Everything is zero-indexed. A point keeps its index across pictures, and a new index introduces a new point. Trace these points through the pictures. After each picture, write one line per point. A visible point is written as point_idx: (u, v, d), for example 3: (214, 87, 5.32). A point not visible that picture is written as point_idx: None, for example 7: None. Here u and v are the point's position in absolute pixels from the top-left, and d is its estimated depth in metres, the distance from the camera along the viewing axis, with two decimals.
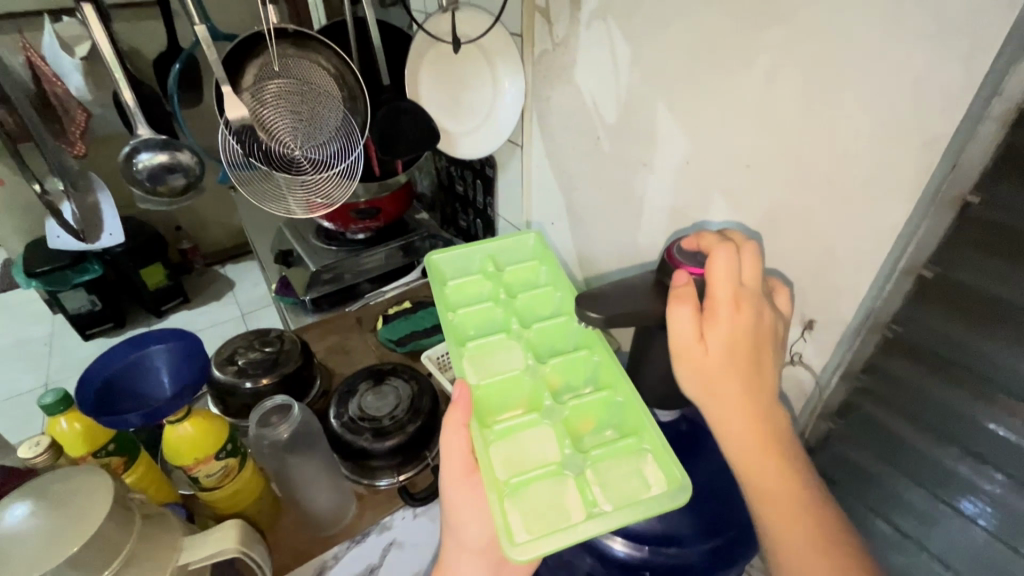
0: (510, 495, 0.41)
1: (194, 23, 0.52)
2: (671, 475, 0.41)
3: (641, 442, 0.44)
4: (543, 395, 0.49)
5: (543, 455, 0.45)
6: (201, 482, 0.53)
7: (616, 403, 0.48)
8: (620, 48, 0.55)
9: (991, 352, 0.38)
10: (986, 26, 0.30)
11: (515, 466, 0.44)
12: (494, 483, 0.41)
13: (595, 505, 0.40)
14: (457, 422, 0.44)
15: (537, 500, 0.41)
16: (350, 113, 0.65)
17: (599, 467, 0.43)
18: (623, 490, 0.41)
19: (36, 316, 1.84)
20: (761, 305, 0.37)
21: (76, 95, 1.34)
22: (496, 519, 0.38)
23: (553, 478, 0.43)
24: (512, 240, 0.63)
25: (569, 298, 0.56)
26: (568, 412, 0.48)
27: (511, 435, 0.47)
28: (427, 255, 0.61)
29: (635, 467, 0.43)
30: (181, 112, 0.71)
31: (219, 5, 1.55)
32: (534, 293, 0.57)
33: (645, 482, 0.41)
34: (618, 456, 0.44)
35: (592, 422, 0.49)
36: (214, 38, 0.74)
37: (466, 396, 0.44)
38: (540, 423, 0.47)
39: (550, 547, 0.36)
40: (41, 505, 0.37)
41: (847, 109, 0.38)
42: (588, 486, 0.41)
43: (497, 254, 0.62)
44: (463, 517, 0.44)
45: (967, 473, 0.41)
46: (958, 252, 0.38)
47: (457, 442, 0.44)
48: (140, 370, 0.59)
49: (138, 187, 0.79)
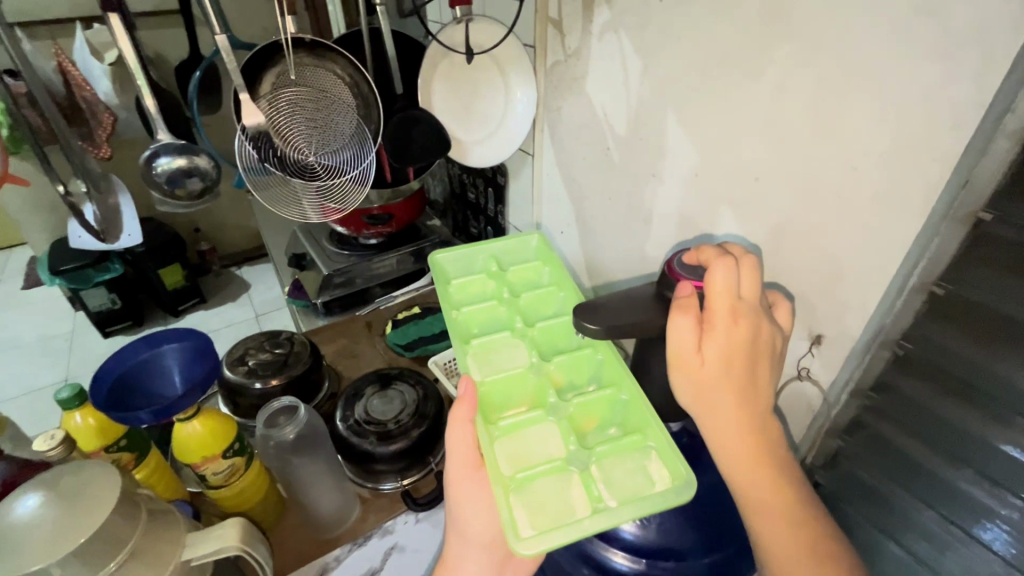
0: (516, 490, 0.41)
1: (215, 32, 0.54)
2: (676, 471, 0.41)
3: (646, 439, 0.45)
4: (547, 393, 0.49)
5: (547, 450, 0.45)
6: (208, 480, 0.54)
7: (620, 400, 0.48)
8: (630, 60, 0.56)
9: (1004, 372, 0.37)
10: (998, 41, 0.30)
11: (519, 461, 0.44)
12: (500, 478, 0.41)
13: (600, 501, 0.40)
14: (463, 416, 0.43)
15: (542, 495, 0.41)
16: (363, 122, 0.66)
17: (604, 464, 0.43)
18: (628, 486, 0.41)
19: (59, 312, 1.89)
20: (758, 320, 0.37)
21: (104, 99, 1.36)
22: (502, 514, 0.38)
23: (558, 474, 0.43)
24: (516, 240, 0.65)
25: (572, 297, 0.57)
26: (572, 410, 0.48)
27: (516, 431, 0.47)
28: (431, 254, 0.62)
29: (640, 464, 0.43)
30: (200, 118, 0.73)
31: (242, 14, 1.60)
32: (537, 293, 0.58)
33: (650, 479, 0.42)
34: (623, 453, 0.44)
35: (597, 420, 0.48)
36: (235, 47, 0.77)
37: (472, 390, 0.44)
38: (544, 420, 0.47)
39: (557, 542, 0.37)
40: (52, 496, 0.38)
41: (856, 123, 0.38)
42: (593, 482, 0.41)
43: (500, 254, 0.64)
44: (468, 511, 0.43)
45: (981, 496, 0.39)
46: (971, 270, 0.37)
47: (463, 437, 0.43)
48: (153, 369, 0.60)
49: (157, 190, 0.82)
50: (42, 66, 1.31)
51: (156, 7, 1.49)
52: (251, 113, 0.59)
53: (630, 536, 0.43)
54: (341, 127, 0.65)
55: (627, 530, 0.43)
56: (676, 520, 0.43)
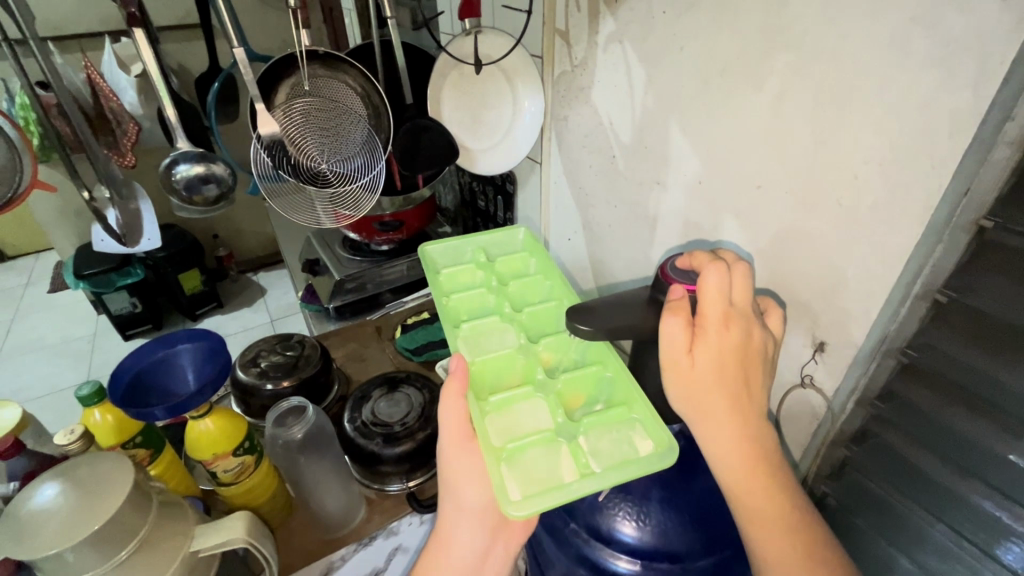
0: (507, 459, 0.42)
1: (233, 45, 0.56)
2: (658, 438, 0.42)
3: (631, 412, 0.46)
4: (536, 370, 0.50)
5: (536, 423, 0.46)
6: (219, 477, 0.55)
7: (606, 377, 0.49)
8: (635, 70, 0.57)
9: (1011, 383, 0.36)
10: (993, 51, 0.30)
11: (510, 433, 0.45)
12: (491, 449, 0.42)
13: (587, 467, 0.41)
14: (453, 393, 0.43)
15: (531, 465, 0.42)
16: (374, 131, 0.68)
17: (591, 435, 0.44)
18: (614, 454, 0.42)
19: (82, 316, 1.95)
20: (749, 323, 0.37)
21: (129, 109, 1.43)
22: (493, 480, 0.39)
23: (547, 445, 0.43)
24: (502, 233, 0.66)
25: (558, 283, 0.59)
26: (560, 386, 0.49)
27: (506, 406, 0.47)
28: (421, 246, 0.63)
29: (625, 435, 0.44)
30: (217, 127, 0.74)
31: (262, 28, 1.65)
32: (524, 280, 0.60)
33: (635, 448, 0.42)
34: (609, 424, 0.45)
35: (584, 397, 0.49)
36: (252, 59, 0.79)
37: (463, 366, 0.44)
38: (533, 396, 0.48)
39: (546, 504, 0.37)
40: (69, 486, 0.39)
41: (857, 131, 0.38)
42: (581, 452, 0.42)
43: (488, 246, 0.65)
44: (459, 479, 0.43)
45: (992, 509, 0.39)
46: (974, 278, 0.37)
47: (456, 411, 0.43)
48: (168, 368, 0.62)
49: (176, 197, 0.85)
50: (71, 77, 1.35)
51: (181, 21, 1.55)
52: (267, 122, 0.61)
53: (630, 539, 0.43)
54: (353, 134, 0.67)
55: (627, 533, 0.43)
56: (677, 526, 0.43)
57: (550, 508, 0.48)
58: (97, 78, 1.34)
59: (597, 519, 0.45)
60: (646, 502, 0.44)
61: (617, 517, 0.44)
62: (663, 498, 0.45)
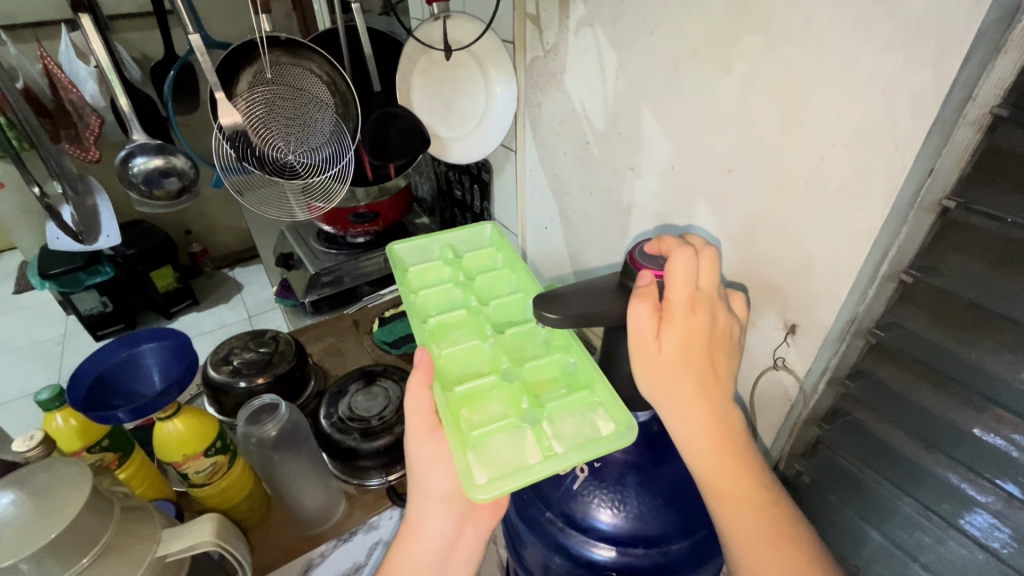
0: (473, 447, 0.41)
1: (188, 31, 0.54)
2: (619, 419, 0.42)
3: (594, 395, 0.46)
4: (502, 360, 0.50)
5: (502, 413, 0.45)
6: (191, 478, 0.54)
7: (570, 363, 0.49)
8: (606, 53, 0.56)
9: (977, 361, 0.37)
10: (954, 29, 0.30)
11: (476, 422, 0.44)
12: (457, 435, 0.41)
13: (551, 450, 0.40)
14: (419, 384, 0.43)
15: (496, 450, 0.41)
16: (341, 120, 0.67)
17: (555, 420, 0.44)
18: (577, 435, 0.42)
19: (50, 317, 1.89)
20: (715, 307, 0.38)
21: (91, 102, 1.36)
22: (459, 466, 0.38)
23: (512, 431, 0.43)
24: (470, 230, 0.65)
25: (524, 277, 0.58)
26: (525, 374, 0.49)
27: (472, 397, 0.47)
28: (387, 245, 0.61)
29: (588, 418, 0.44)
30: (175, 117, 0.69)
31: (227, 16, 1.60)
32: (490, 275, 0.59)
33: (597, 428, 0.42)
34: (571, 408, 0.45)
35: (550, 383, 0.49)
36: (210, 46, 0.76)
37: (428, 359, 0.44)
38: (499, 385, 0.48)
39: (510, 486, 0.37)
40: (25, 494, 0.38)
41: (822, 114, 0.38)
42: (545, 435, 0.42)
43: (455, 243, 0.64)
44: (426, 468, 0.43)
45: (958, 481, 0.40)
46: (939, 257, 0.37)
47: (422, 401, 0.43)
48: (131, 369, 0.60)
49: (135, 190, 0.85)
50: (27, 68, 1.30)
51: (140, 8, 1.49)
52: (228, 112, 0.59)
53: (607, 526, 0.44)
54: (321, 124, 0.65)
55: (604, 520, 0.44)
56: (653, 510, 0.44)
57: (526, 498, 0.48)
58: (55, 69, 1.27)
59: (572, 508, 0.45)
60: (623, 487, 0.45)
61: (593, 505, 0.44)
62: (639, 483, 0.45)
